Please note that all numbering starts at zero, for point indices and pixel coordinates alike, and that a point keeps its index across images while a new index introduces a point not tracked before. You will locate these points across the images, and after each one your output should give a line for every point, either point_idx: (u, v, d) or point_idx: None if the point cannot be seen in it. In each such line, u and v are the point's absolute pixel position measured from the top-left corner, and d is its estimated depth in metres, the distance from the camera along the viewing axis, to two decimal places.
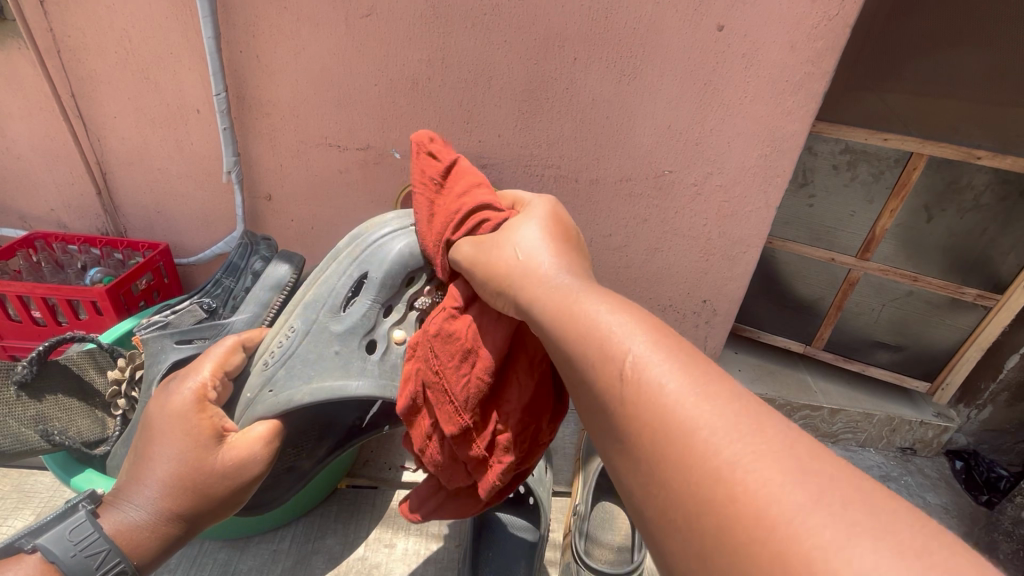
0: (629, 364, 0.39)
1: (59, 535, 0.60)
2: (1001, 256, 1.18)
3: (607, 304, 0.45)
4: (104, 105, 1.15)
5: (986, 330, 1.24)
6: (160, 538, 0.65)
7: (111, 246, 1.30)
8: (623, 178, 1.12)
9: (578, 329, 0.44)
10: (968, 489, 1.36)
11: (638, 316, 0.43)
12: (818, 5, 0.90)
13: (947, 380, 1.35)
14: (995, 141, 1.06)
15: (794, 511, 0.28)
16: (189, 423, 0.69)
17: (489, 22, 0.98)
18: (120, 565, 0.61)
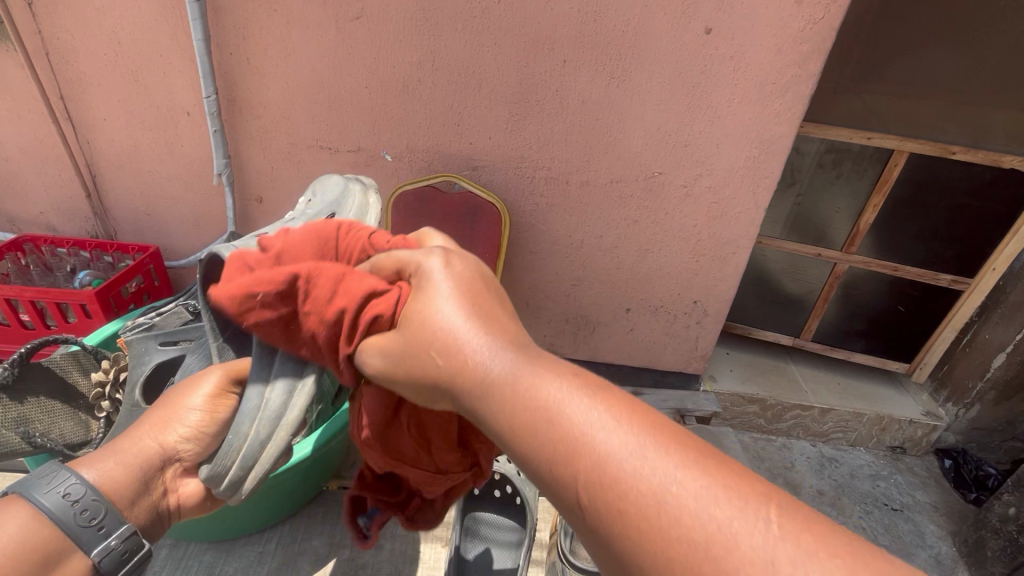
0: (497, 373, 0.37)
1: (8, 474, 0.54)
2: (978, 242, 1.23)
3: (563, 384, 0.35)
4: (93, 107, 1.15)
5: (959, 312, 1.30)
6: (129, 466, 0.60)
7: (100, 248, 1.30)
8: (613, 180, 1.13)
9: (520, 406, 0.35)
10: (957, 487, 1.37)
11: (584, 382, 0.35)
12: (804, 8, 0.91)
13: (925, 360, 1.41)
14: (967, 136, 1.13)
15: (757, 544, 0.25)
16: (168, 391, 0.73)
17: (479, 25, 0.98)
18: (69, 477, 0.54)
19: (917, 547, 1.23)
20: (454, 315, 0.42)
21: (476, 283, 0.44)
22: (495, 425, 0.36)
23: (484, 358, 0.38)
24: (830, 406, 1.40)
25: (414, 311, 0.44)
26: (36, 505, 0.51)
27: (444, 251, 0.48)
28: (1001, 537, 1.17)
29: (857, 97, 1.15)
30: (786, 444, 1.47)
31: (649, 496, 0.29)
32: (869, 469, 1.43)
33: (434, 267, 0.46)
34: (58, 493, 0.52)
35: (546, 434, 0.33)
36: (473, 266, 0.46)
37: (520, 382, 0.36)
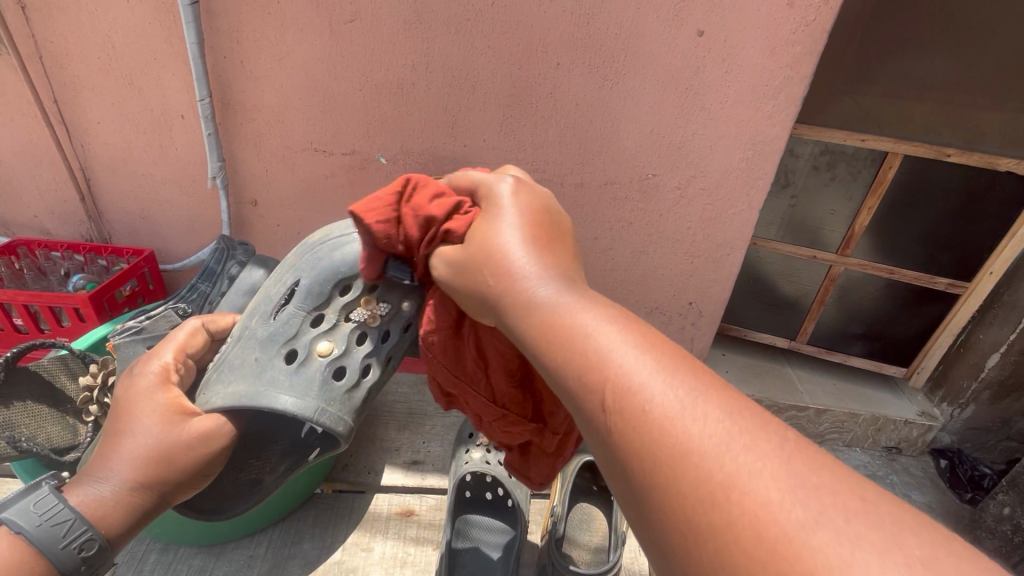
0: (543, 305, 0.47)
1: (22, 507, 0.58)
2: (968, 244, 1.24)
3: (608, 321, 0.44)
4: (87, 111, 1.15)
5: (956, 317, 1.30)
6: (128, 512, 0.62)
7: (94, 252, 1.30)
8: (608, 182, 1.13)
9: (569, 341, 0.43)
10: (953, 488, 1.38)
11: (638, 330, 0.43)
12: (796, 10, 0.92)
13: (922, 364, 1.42)
14: (962, 139, 1.14)
15: (804, 526, 0.29)
16: (152, 403, 0.67)
17: (473, 28, 0.98)
18: (87, 536, 0.58)
19: None
20: (515, 241, 0.53)
21: (547, 221, 0.56)
22: (532, 335, 0.46)
23: (535, 285, 0.48)
24: (826, 406, 1.41)
25: (479, 226, 0.56)
26: (55, 558, 0.57)
27: (517, 181, 0.60)
28: (996, 537, 1.18)
29: (853, 100, 1.15)
30: None
31: (677, 427, 0.35)
32: (865, 469, 1.44)
33: (505, 188, 0.59)
34: (73, 551, 0.58)
35: (621, 390, 0.39)
36: (541, 199, 0.59)
37: (561, 310, 0.46)
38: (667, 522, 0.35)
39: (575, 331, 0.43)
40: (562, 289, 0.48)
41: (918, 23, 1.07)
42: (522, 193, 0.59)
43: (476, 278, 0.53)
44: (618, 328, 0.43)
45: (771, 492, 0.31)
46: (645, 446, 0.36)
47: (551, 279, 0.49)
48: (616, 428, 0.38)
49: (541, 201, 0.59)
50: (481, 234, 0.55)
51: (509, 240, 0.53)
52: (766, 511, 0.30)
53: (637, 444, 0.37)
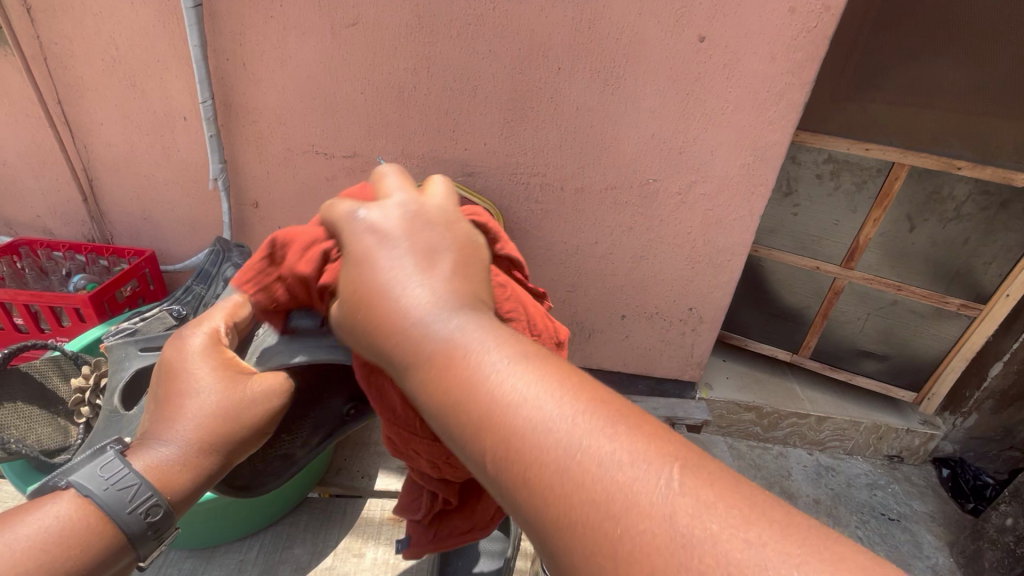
0: (439, 345, 0.40)
1: (88, 469, 0.54)
2: (984, 265, 1.19)
3: (506, 357, 0.39)
4: (91, 112, 1.15)
5: (970, 339, 1.26)
6: (195, 477, 0.58)
7: (96, 252, 1.30)
8: (609, 187, 1.13)
9: (472, 396, 0.38)
10: (954, 497, 1.38)
11: (542, 366, 0.39)
12: (798, 16, 0.92)
13: (933, 391, 1.37)
14: (974, 153, 1.10)
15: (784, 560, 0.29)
16: (212, 362, 0.63)
17: (473, 32, 0.99)
18: (153, 501, 0.54)
19: (914, 558, 1.23)
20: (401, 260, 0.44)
21: (466, 247, 0.47)
22: (428, 369, 0.40)
23: (429, 318, 0.41)
24: (827, 414, 1.41)
25: (358, 262, 0.45)
26: (121, 523, 0.53)
27: (410, 205, 0.48)
28: (998, 548, 1.17)
29: (857, 106, 1.15)
30: (783, 452, 1.47)
31: (583, 469, 0.34)
32: (866, 477, 1.43)
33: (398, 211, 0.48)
34: (140, 516, 0.54)
35: (534, 440, 0.35)
36: (466, 229, 0.49)
37: (458, 349, 0.40)
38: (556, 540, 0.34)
39: (477, 367, 0.39)
40: (466, 321, 0.41)
41: (926, 32, 1.06)
42: (426, 223, 0.47)
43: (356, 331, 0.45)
44: (511, 358, 0.39)
45: (659, 492, 0.32)
46: (524, 467, 0.35)
47: (455, 309, 0.42)
48: (527, 477, 0.35)
49: (428, 216, 0.48)
50: (356, 278, 0.45)
51: (393, 269, 0.43)
52: (636, 523, 0.32)
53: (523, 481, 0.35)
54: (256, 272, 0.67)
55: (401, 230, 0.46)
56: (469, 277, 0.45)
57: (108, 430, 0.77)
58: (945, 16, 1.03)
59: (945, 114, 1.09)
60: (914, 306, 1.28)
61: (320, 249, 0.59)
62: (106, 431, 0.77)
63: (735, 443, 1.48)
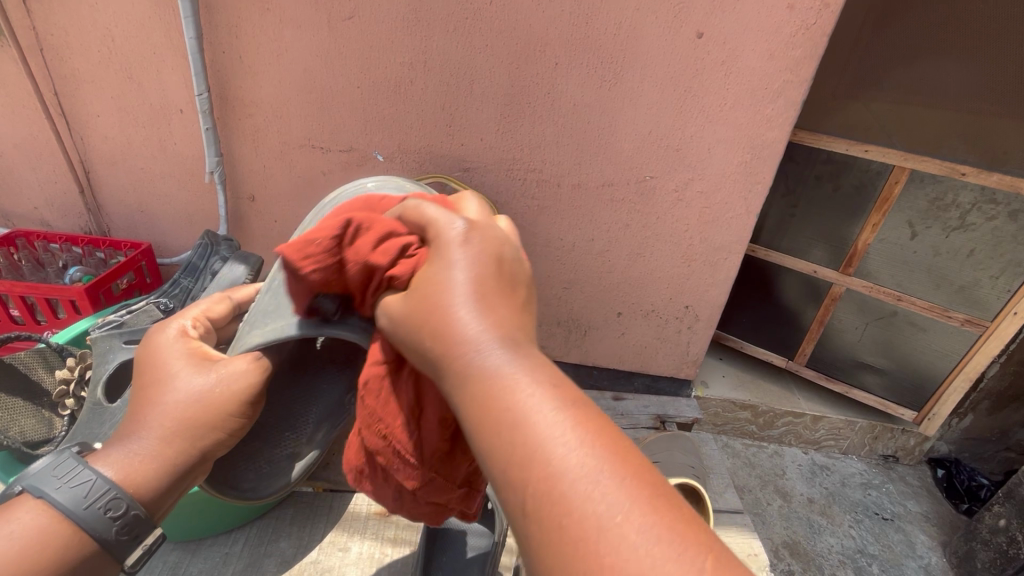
0: (484, 372, 0.41)
1: (41, 471, 0.51)
2: (990, 279, 1.15)
3: (555, 413, 0.39)
4: (87, 104, 1.15)
5: (974, 360, 1.23)
6: (163, 469, 0.56)
7: (92, 245, 1.30)
8: (606, 183, 1.12)
9: (518, 438, 0.38)
10: (949, 497, 1.40)
11: (589, 430, 0.38)
12: (796, 13, 0.91)
13: (934, 411, 1.34)
14: (980, 158, 1.06)
15: None
16: (181, 356, 0.63)
17: (471, 26, 0.98)
18: (111, 495, 0.52)
19: (906, 557, 1.25)
20: (467, 287, 0.43)
21: (496, 266, 0.45)
22: (463, 406, 0.41)
23: (477, 348, 0.41)
24: (823, 414, 1.42)
25: (430, 276, 0.45)
26: (78, 520, 0.50)
27: (470, 222, 0.47)
28: (991, 549, 1.18)
29: (860, 105, 1.15)
30: (778, 451, 1.48)
31: (572, 500, 0.35)
32: (861, 477, 1.44)
33: (457, 236, 0.46)
34: (99, 511, 0.51)
35: (573, 507, 0.35)
36: (508, 247, 0.47)
37: (500, 386, 0.40)
38: (533, 536, 0.37)
39: (517, 405, 0.39)
40: (518, 357, 0.41)
41: (932, 32, 1.07)
42: (498, 241, 0.47)
43: (415, 331, 0.45)
44: (559, 410, 0.39)
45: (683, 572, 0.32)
46: (520, 479, 0.37)
47: (507, 344, 0.42)
48: (553, 518, 0.36)
49: (500, 242, 0.47)
50: (430, 281, 0.45)
51: (461, 285, 0.43)
52: (594, 544, 0.34)
53: (530, 499, 0.37)
54: (320, 251, 0.51)
55: (468, 249, 0.45)
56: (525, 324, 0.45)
57: (93, 424, 0.77)
58: (956, 16, 1.04)
59: (950, 114, 1.08)
60: (914, 317, 1.25)
61: (399, 242, 0.50)
62: (92, 425, 0.77)
63: (729, 441, 1.48)
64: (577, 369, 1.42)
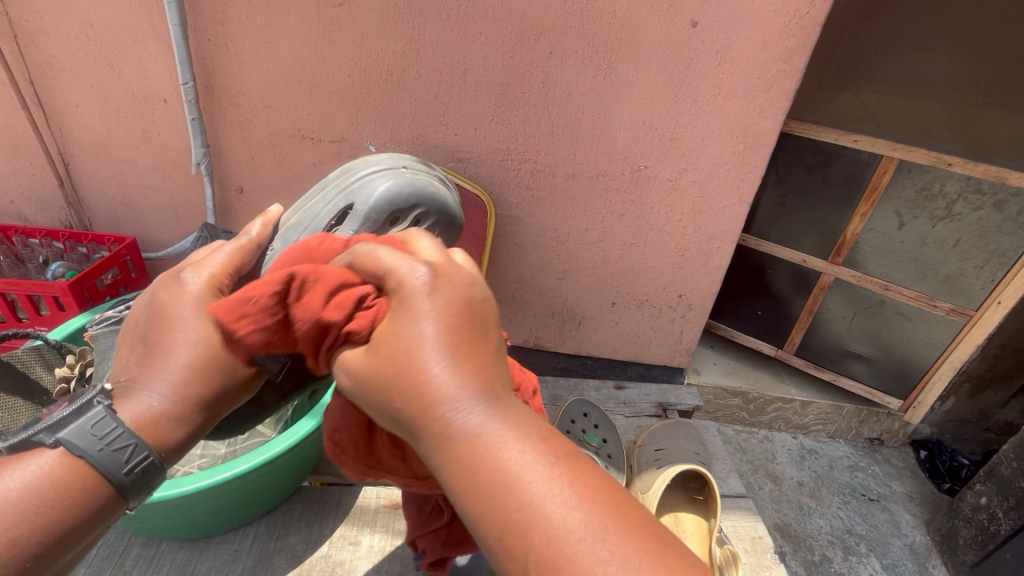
0: (461, 428, 0.40)
1: (78, 428, 0.48)
2: (975, 268, 1.17)
3: (534, 469, 0.38)
4: (66, 93, 1.11)
5: (958, 349, 1.26)
6: (187, 429, 0.52)
7: (74, 239, 1.27)
8: (600, 174, 1.12)
9: (495, 490, 0.38)
10: (932, 478, 1.46)
11: (576, 479, 0.38)
12: (790, 4, 0.92)
13: (919, 399, 1.38)
14: (965, 149, 1.09)
15: None
16: (209, 305, 0.54)
17: (464, 14, 0.96)
18: (150, 459, 0.49)
19: (892, 536, 1.30)
20: (433, 344, 0.41)
21: (464, 318, 0.43)
22: (443, 469, 0.40)
23: (453, 406, 0.40)
24: (811, 399, 1.46)
25: (397, 331, 0.42)
26: (117, 483, 0.48)
27: (433, 268, 0.44)
28: (973, 526, 1.21)
29: (850, 95, 1.16)
30: (768, 436, 1.52)
31: (563, 546, 0.35)
32: (848, 460, 1.49)
33: (421, 287, 0.43)
34: (137, 476, 0.49)
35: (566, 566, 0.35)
36: (476, 289, 0.45)
37: (482, 443, 0.39)
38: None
39: (499, 467, 0.39)
40: (493, 414, 0.40)
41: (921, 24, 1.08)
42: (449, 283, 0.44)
43: (384, 391, 0.43)
44: (545, 464, 0.38)
45: None
46: (518, 538, 0.37)
47: (482, 401, 0.40)
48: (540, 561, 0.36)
49: (468, 285, 0.45)
50: (394, 341, 0.42)
51: (424, 345, 0.41)
52: None
53: (527, 548, 0.36)
54: (257, 309, 0.47)
55: (426, 292, 0.43)
56: (496, 376, 0.43)
57: None
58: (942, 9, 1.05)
59: (938, 105, 1.10)
60: (900, 306, 1.28)
61: (355, 292, 0.45)
62: None
63: (722, 428, 1.51)
64: (572, 359, 1.43)
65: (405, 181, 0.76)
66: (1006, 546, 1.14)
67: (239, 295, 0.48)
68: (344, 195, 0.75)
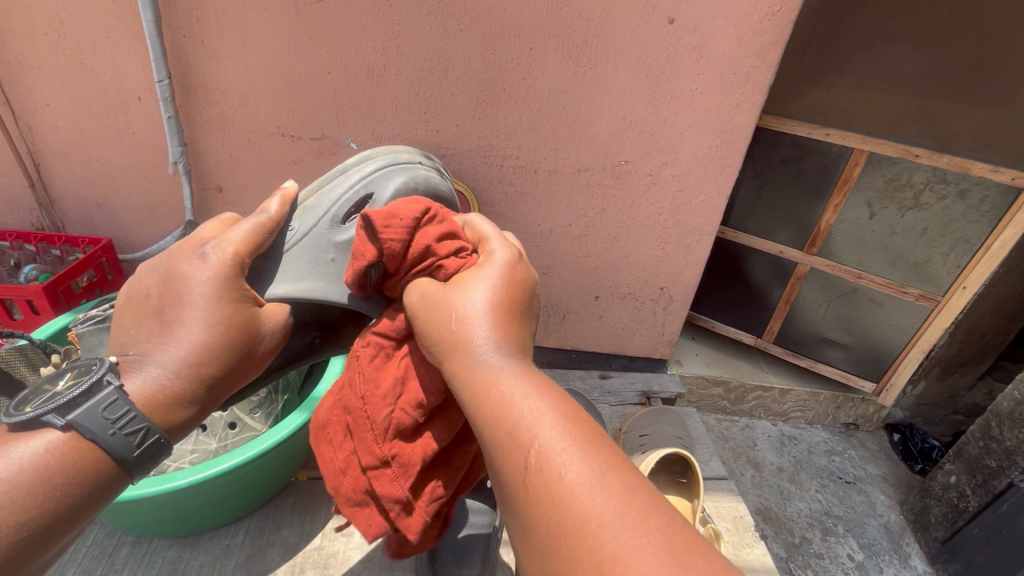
0: (484, 364, 0.45)
1: (89, 410, 0.47)
2: (942, 256, 1.22)
3: (532, 397, 0.42)
4: (35, 91, 1.08)
5: (928, 332, 1.31)
6: (192, 410, 0.54)
7: (47, 241, 1.23)
8: (582, 169, 1.14)
9: (499, 412, 0.42)
10: (905, 459, 1.51)
11: (569, 413, 0.42)
12: (762, 2, 0.94)
13: (892, 381, 1.42)
14: (931, 140, 1.13)
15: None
16: (225, 292, 0.55)
17: (444, 11, 0.97)
18: (162, 442, 0.51)
19: (868, 516, 1.36)
20: (485, 297, 0.49)
21: (518, 287, 0.51)
22: (463, 391, 0.45)
23: (481, 346, 0.46)
24: (790, 387, 1.50)
25: (465, 279, 0.51)
26: (128, 465, 0.49)
27: (516, 252, 0.54)
28: (943, 504, 1.26)
29: (823, 90, 1.20)
30: (749, 424, 1.57)
31: (554, 468, 0.38)
32: (826, 445, 1.54)
33: (503, 258, 0.52)
34: (147, 459, 0.50)
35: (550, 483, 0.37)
36: (529, 275, 0.53)
37: (496, 375, 0.44)
38: (524, 505, 0.39)
39: (506, 396, 0.42)
40: (509, 356, 0.46)
41: (888, 22, 1.12)
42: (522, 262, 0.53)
43: (432, 321, 0.50)
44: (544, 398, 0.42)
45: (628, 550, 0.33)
46: (515, 452, 0.40)
47: (503, 346, 0.46)
48: (529, 484, 0.38)
49: (522, 272, 0.53)
50: (450, 291, 0.50)
51: (475, 296, 0.49)
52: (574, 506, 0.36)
53: (524, 466, 0.39)
54: (404, 225, 0.53)
55: (505, 259, 0.52)
56: (518, 337, 0.48)
57: None
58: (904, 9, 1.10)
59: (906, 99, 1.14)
60: (872, 293, 1.32)
61: (456, 244, 0.55)
62: None
63: (705, 417, 1.55)
64: (558, 352, 1.45)
65: (419, 175, 0.71)
66: (974, 521, 1.19)
67: (392, 210, 0.55)
68: (363, 181, 0.69)
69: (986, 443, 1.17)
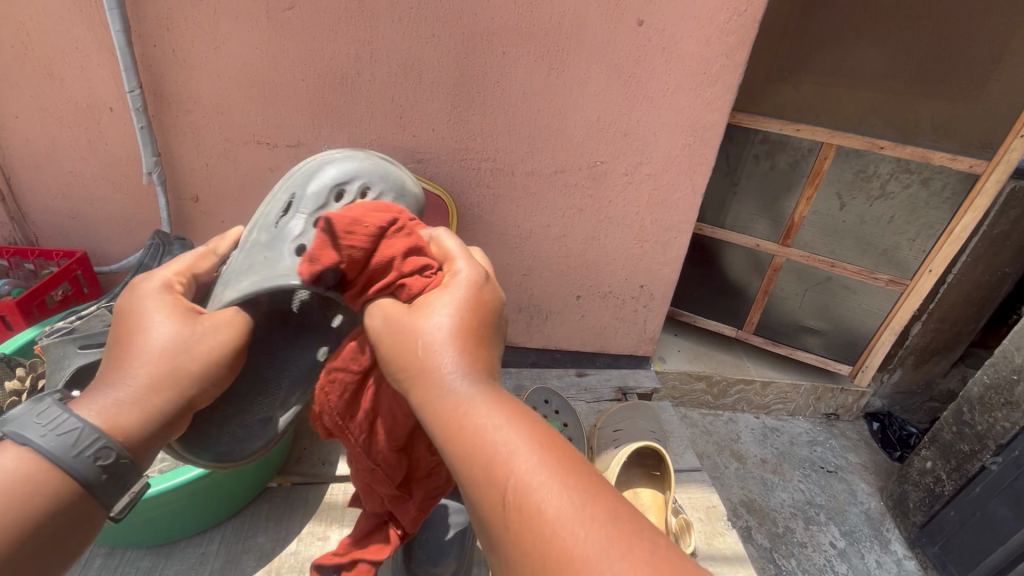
0: (452, 397, 0.43)
1: (22, 417, 0.44)
2: (908, 242, 1.25)
3: (503, 419, 0.41)
4: (3, 103, 1.07)
5: (900, 313, 1.33)
6: (150, 420, 0.48)
7: (19, 255, 1.22)
8: (558, 170, 1.15)
9: (471, 441, 0.41)
10: (884, 447, 1.54)
11: (540, 435, 0.41)
12: (727, 4, 0.97)
13: (867, 363, 1.45)
14: (895, 132, 1.17)
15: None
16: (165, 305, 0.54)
17: (417, 17, 0.97)
18: (102, 443, 0.44)
19: (849, 504, 1.39)
20: (450, 320, 0.47)
21: (484, 306, 0.49)
22: (435, 425, 0.43)
23: (448, 374, 0.44)
24: (771, 379, 1.53)
25: (430, 300, 0.49)
26: (71, 472, 0.43)
27: (479, 270, 0.52)
28: (921, 489, 1.29)
29: (791, 88, 1.22)
30: (732, 417, 1.59)
31: (533, 499, 0.37)
32: (807, 436, 1.57)
33: (465, 278, 0.50)
34: (88, 460, 0.43)
35: (527, 507, 0.37)
36: (493, 296, 0.51)
37: (465, 408, 0.42)
38: (495, 525, 0.38)
39: (479, 427, 0.41)
40: (480, 383, 0.44)
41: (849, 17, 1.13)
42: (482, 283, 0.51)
43: (395, 351, 0.47)
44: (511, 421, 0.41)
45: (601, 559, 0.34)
46: (490, 483, 0.39)
47: (472, 372, 0.44)
48: (505, 500, 0.38)
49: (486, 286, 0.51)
50: (417, 318, 0.48)
51: (437, 324, 0.46)
52: (555, 543, 0.35)
53: (502, 501, 0.38)
54: (366, 231, 0.56)
55: (469, 276, 0.51)
56: (487, 358, 0.47)
57: None
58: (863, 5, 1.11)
59: (871, 93, 1.17)
60: (846, 281, 1.35)
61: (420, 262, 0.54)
62: None
63: (688, 412, 1.57)
64: (541, 353, 1.45)
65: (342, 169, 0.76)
66: (950, 505, 1.22)
67: (356, 216, 0.57)
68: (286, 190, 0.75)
69: (958, 428, 1.20)
